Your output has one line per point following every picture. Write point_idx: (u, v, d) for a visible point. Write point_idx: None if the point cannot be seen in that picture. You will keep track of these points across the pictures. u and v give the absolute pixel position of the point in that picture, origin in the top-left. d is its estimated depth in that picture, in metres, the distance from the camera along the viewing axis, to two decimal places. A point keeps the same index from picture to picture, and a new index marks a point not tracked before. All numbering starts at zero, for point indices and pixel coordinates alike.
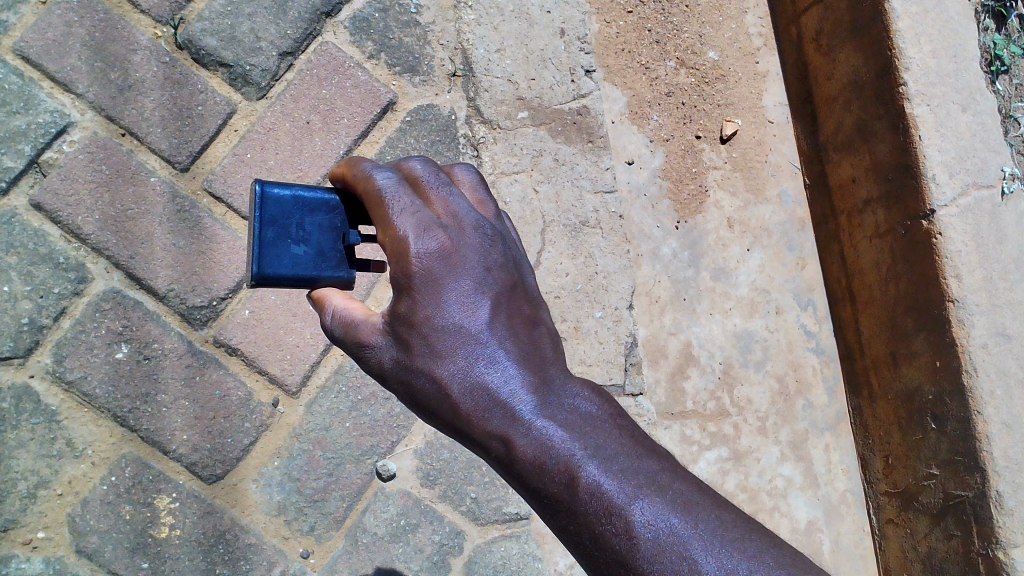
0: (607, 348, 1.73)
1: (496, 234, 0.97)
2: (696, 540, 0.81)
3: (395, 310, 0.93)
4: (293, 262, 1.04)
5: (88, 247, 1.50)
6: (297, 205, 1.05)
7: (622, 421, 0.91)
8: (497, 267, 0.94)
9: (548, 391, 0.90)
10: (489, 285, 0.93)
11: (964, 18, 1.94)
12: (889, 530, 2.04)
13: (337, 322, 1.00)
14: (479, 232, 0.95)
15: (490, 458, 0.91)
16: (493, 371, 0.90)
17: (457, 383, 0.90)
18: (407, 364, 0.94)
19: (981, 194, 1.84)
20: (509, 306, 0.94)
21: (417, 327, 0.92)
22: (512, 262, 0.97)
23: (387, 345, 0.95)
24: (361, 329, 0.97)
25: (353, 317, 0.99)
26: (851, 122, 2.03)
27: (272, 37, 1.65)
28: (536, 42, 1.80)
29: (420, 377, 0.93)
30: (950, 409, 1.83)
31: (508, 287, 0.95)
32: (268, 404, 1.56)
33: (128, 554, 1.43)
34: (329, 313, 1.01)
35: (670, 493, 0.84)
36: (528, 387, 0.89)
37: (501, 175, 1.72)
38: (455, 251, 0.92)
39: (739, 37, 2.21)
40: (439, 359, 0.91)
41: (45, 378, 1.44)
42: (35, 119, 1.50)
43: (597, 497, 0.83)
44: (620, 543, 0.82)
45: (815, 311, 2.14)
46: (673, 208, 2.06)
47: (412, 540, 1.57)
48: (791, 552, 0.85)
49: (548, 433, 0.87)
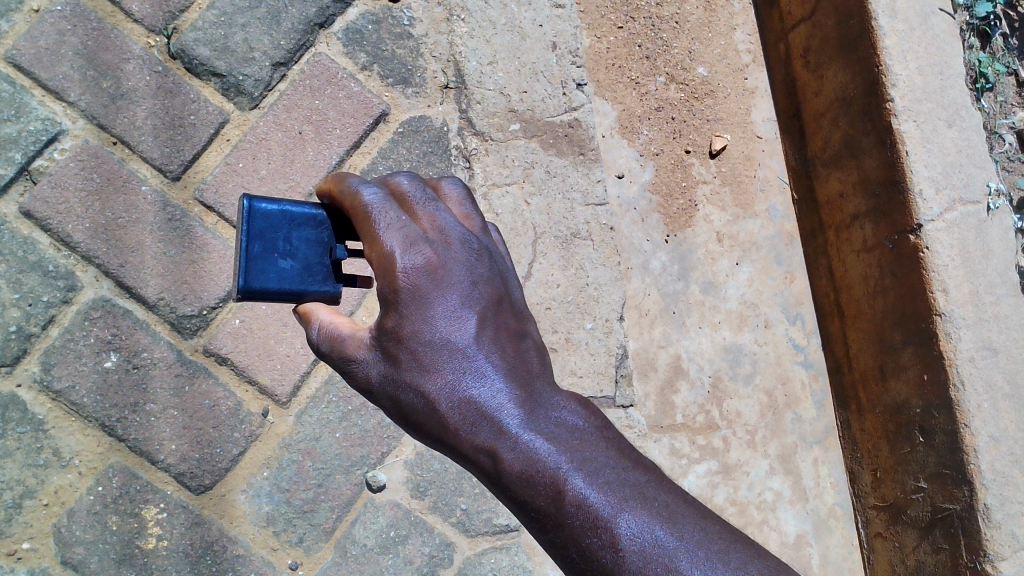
0: (598, 359, 1.73)
1: (483, 248, 0.97)
2: (682, 552, 0.81)
3: (382, 325, 0.93)
4: (280, 277, 1.04)
5: (78, 255, 1.49)
6: (285, 220, 1.05)
7: (608, 435, 0.91)
8: (484, 281, 0.95)
9: (536, 404, 0.90)
10: (476, 299, 0.94)
11: (949, 36, 1.98)
12: (877, 543, 2.04)
13: (323, 336, 1.00)
14: (466, 247, 0.95)
15: (477, 472, 0.91)
16: (481, 385, 0.90)
17: (444, 398, 0.91)
18: (395, 378, 0.94)
19: (967, 209, 1.87)
20: (496, 320, 0.94)
21: (404, 341, 0.92)
22: (499, 275, 0.97)
23: (374, 360, 0.95)
24: (348, 343, 0.97)
25: (340, 331, 0.99)
26: (839, 138, 2.06)
27: (266, 47, 1.65)
28: (527, 55, 1.82)
29: (408, 391, 0.93)
30: (938, 422, 1.85)
31: (495, 301, 0.95)
32: (257, 414, 1.55)
33: (115, 566, 1.42)
34: (316, 327, 1.02)
35: (657, 506, 0.84)
36: (516, 401, 0.90)
37: (492, 186, 1.72)
38: (442, 266, 0.92)
39: (728, 53, 2.23)
40: (427, 373, 0.91)
41: (32, 387, 1.43)
42: (26, 126, 1.49)
43: (583, 510, 0.83)
44: (607, 555, 0.82)
45: (803, 325, 2.15)
46: (663, 222, 2.07)
47: (401, 552, 1.56)
48: (776, 562, 0.85)
49: (535, 446, 0.87)
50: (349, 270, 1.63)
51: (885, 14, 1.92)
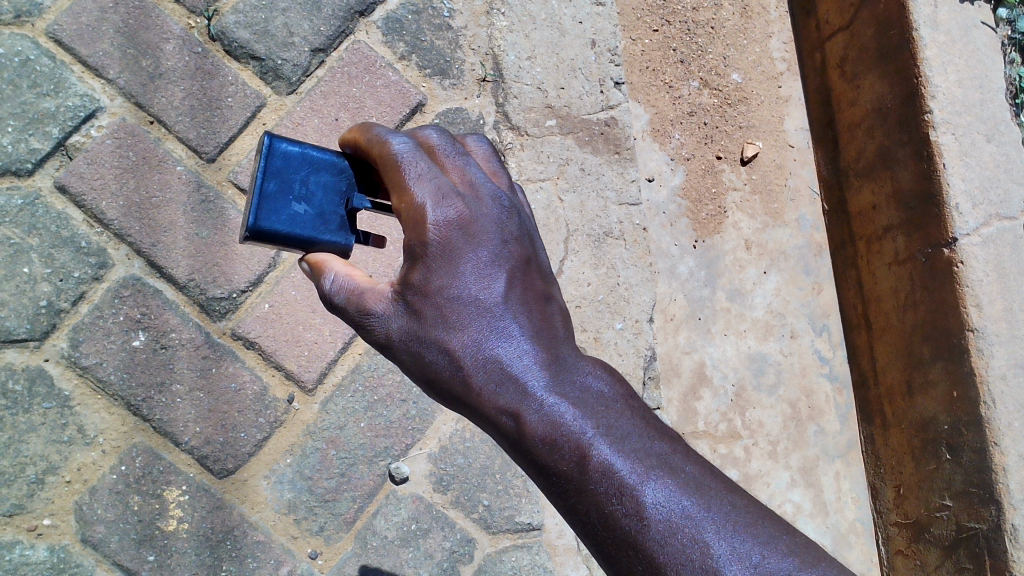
0: (626, 359, 1.69)
1: (510, 204, 0.96)
2: (710, 524, 0.79)
3: (407, 278, 0.91)
4: (291, 220, 1.02)
5: (110, 233, 1.48)
6: (305, 163, 1.04)
7: (633, 403, 0.88)
8: (513, 240, 0.94)
9: (561, 368, 0.88)
10: (504, 258, 0.92)
11: (990, 50, 1.96)
12: (897, 561, 2.01)
13: (337, 288, 0.96)
14: (496, 205, 0.94)
15: (498, 435, 0.89)
16: (506, 344, 0.88)
17: (469, 355, 0.89)
18: (416, 334, 0.91)
19: (1003, 224, 1.84)
20: (524, 281, 0.93)
21: (430, 295, 0.90)
22: (526, 236, 0.96)
23: (396, 314, 0.92)
24: (367, 296, 0.94)
25: (356, 284, 0.96)
26: (873, 148, 2.03)
27: (306, 33, 1.65)
28: (566, 51, 1.80)
29: (428, 348, 0.91)
30: (966, 439, 1.81)
31: (522, 261, 0.94)
32: (283, 400, 1.54)
33: (134, 546, 1.40)
34: (329, 279, 0.97)
35: (683, 476, 0.82)
36: (541, 362, 0.88)
37: (527, 181, 1.71)
38: (471, 222, 0.91)
39: (762, 60, 2.22)
40: (452, 329, 0.90)
41: (59, 363, 1.42)
42: (64, 102, 1.49)
43: (608, 476, 0.81)
44: (632, 524, 0.80)
45: (829, 337, 2.13)
46: (692, 227, 2.06)
47: (422, 546, 1.54)
48: (807, 542, 0.82)
49: (560, 410, 0.84)
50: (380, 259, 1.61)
51: (926, 25, 1.90)
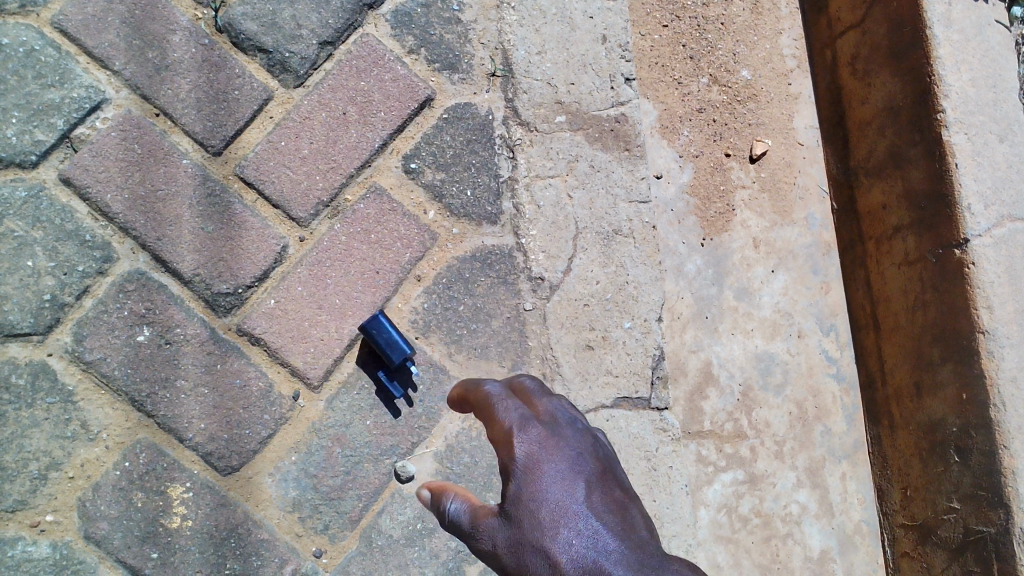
0: (634, 359, 1.66)
1: (587, 428, 1.07)
2: None
3: (505, 493, 1.00)
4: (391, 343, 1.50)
5: (115, 226, 1.47)
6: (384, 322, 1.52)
7: None
8: (591, 454, 1.03)
9: (647, 563, 0.92)
10: (587, 469, 1.01)
11: (1004, 49, 1.93)
12: (903, 563, 1.99)
13: (452, 516, 1.06)
14: (574, 427, 1.04)
15: None
16: (595, 546, 0.93)
17: (563, 559, 0.93)
18: (517, 543, 0.97)
19: (1016, 225, 1.82)
20: (604, 489, 1.00)
21: (524, 505, 0.98)
22: (603, 454, 1.05)
23: (498, 529, 1.00)
24: (478, 514, 1.03)
25: (468, 512, 1.05)
26: (884, 147, 2.01)
27: (314, 25, 1.62)
28: (577, 47, 1.76)
29: (528, 554, 0.96)
30: (975, 442, 1.79)
31: (602, 473, 1.02)
32: (288, 397, 1.52)
33: (138, 543, 1.40)
34: (447, 504, 1.07)
35: None
36: (629, 559, 0.92)
37: (535, 177, 1.68)
38: (553, 439, 1.01)
39: (773, 57, 2.19)
40: (545, 534, 0.95)
41: (63, 357, 1.41)
42: (69, 93, 1.47)
43: None
44: None
45: (838, 337, 2.11)
46: (700, 225, 2.04)
47: (428, 545, 1.52)
48: None
49: None
50: (387, 256, 1.60)
51: (940, 23, 1.87)
